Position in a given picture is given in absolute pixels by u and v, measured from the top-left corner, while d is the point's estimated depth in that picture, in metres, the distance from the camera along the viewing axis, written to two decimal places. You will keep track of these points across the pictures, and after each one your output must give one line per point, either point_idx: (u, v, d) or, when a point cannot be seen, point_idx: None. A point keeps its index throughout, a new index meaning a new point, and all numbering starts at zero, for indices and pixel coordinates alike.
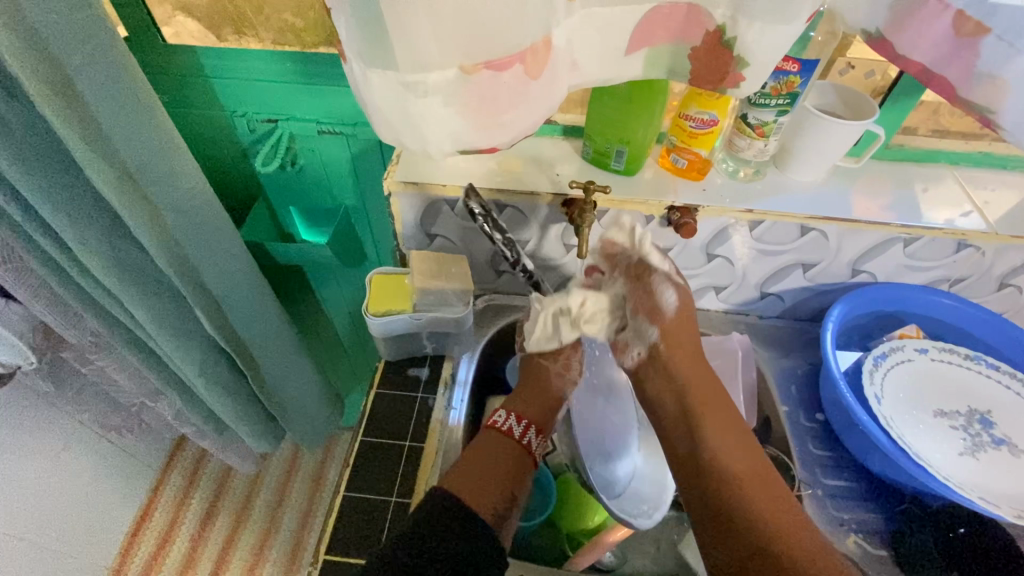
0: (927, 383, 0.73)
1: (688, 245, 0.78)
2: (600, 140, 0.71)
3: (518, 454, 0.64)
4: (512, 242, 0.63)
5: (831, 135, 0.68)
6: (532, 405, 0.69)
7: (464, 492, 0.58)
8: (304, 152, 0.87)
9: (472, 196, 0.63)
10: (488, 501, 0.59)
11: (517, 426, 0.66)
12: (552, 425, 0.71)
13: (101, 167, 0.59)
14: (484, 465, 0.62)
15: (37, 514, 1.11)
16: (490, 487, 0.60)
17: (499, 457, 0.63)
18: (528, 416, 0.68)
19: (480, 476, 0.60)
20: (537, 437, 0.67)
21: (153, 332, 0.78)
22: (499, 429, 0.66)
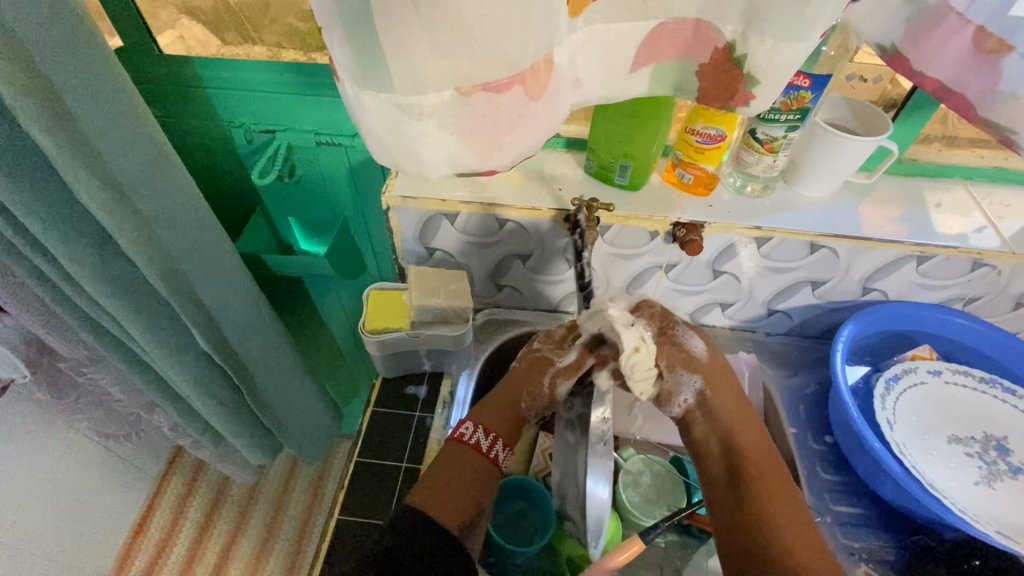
0: (941, 407, 0.71)
1: (693, 263, 0.76)
2: (604, 154, 0.70)
3: (484, 467, 0.60)
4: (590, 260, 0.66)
5: (843, 150, 0.66)
6: (500, 417, 0.64)
7: (432, 506, 0.56)
8: (303, 163, 0.86)
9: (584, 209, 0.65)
10: (453, 515, 0.56)
11: (484, 439, 0.62)
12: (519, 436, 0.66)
13: (90, 183, 0.58)
14: (452, 478, 0.59)
15: (35, 524, 1.09)
16: (455, 500, 0.57)
17: (465, 469, 0.60)
18: (497, 427, 0.63)
19: (447, 488, 0.58)
20: (506, 449, 0.63)
21: (147, 347, 0.76)
22: (464, 441, 0.62)
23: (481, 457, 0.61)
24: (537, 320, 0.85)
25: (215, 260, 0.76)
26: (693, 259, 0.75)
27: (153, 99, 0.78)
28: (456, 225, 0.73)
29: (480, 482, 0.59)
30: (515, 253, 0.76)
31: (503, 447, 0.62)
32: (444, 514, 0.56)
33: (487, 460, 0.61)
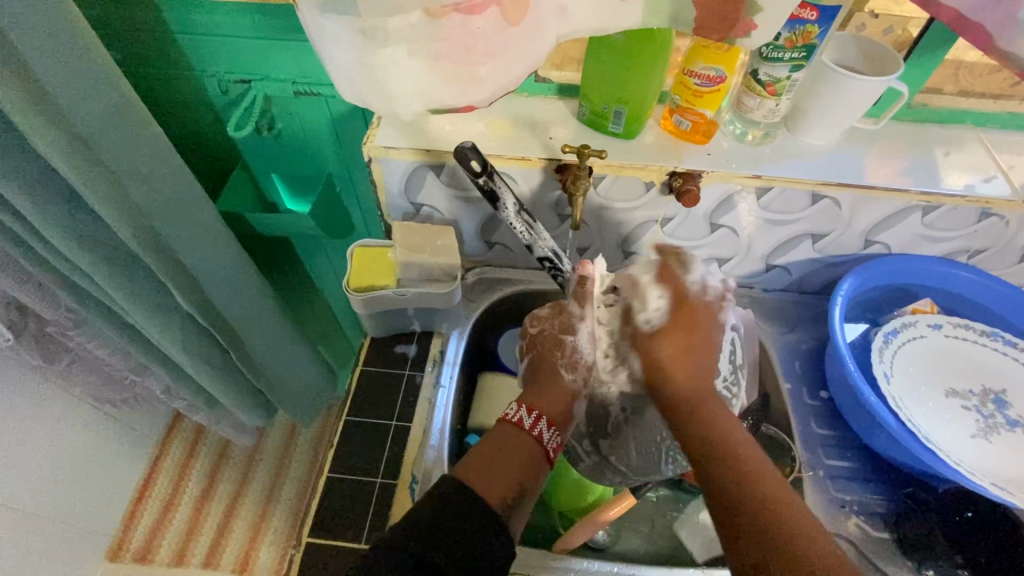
0: (940, 362, 0.69)
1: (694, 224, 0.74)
2: (597, 99, 0.66)
3: (527, 446, 0.54)
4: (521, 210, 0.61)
5: (850, 92, 0.62)
6: (551, 402, 0.58)
7: (471, 480, 0.50)
8: (282, 116, 0.82)
9: (472, 154, 0.56)
10: (496, 491, 0.50)
11: (525, 416, 0.56)
12: (568, 424, 0.59)
13: (48, 131, 0.54)
14: (498, 456, 0.52)
15: (34, 485, 1.11)
16: (499, 475, 0.51)
17: (508, 451, 0.53)
18: (543, 407, 0.57)
19: (490, 462, 0.51)
20: (552, 429, 0.56)
21: (128, 307, 0.75)
22: (504, 419, 0.56)
23: (524, 436, 0.54)
24: (529, 278, 0.82)
25: (190, 216, 0.73)
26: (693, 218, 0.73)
27: (120, 46, 0.74)
28: (443, 178, 0.69)
29: (522, 463, 0.53)
30: None
31: (549, 427, 0.55)
32: (487, 487, 0.49)
33: (532, 441, 0.54)
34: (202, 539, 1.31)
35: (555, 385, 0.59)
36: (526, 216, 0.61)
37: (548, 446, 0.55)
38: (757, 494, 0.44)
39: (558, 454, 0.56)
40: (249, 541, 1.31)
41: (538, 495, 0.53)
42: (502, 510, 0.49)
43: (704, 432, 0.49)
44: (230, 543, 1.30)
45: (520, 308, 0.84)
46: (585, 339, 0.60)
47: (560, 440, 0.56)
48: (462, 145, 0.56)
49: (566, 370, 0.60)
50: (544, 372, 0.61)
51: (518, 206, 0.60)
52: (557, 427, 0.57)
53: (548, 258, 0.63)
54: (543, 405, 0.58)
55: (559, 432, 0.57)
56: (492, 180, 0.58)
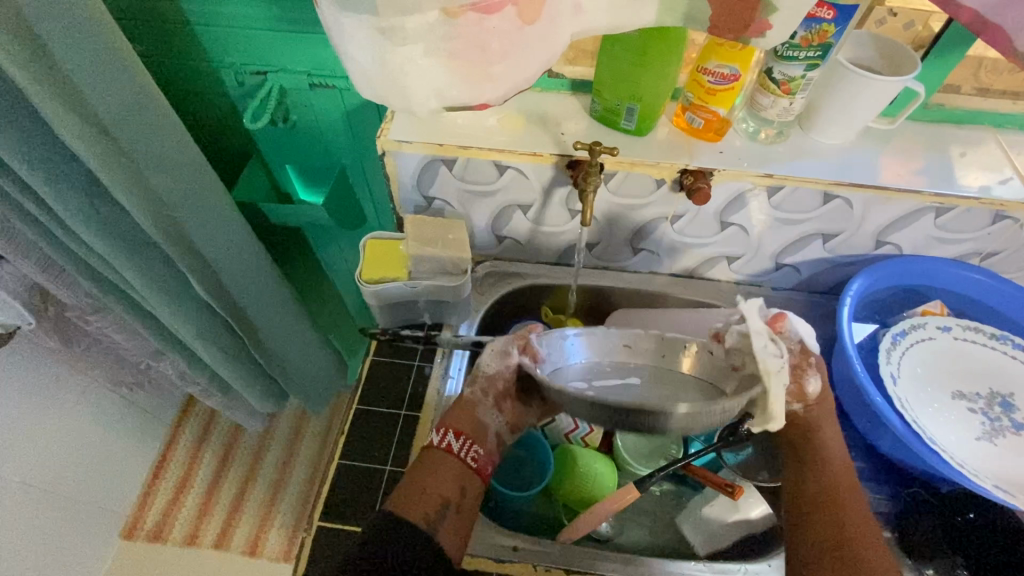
0: (949, 364, 0.69)
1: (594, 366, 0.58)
2: (609, 96, 0.66)
3: (446, 462, 0.58)
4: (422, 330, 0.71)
5: (865, 93, 0.62)
6: (458, 414, 0.61)
7: (396, 508, 0.55)
8: (297, 107, 0.83)
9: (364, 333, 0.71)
10: (416, 509, 0.54)
11: (436, 435, 0.59)
12: (487, 428, 0.61)
13: (73, 122, 0.56)
14: (420, 481, 0.56)
15: (50, 464, 1.15)
16: (420, 495, 0.55)
17: (427, 476, 0.57)
18: (453, 423, 0.60)
19: (412, 485, 0.56)
20: (465, 440, 0.59)
21: (146, 294, 0.77)
22: (425, 446, 0.60)
23: (440, 455, 0.58)
24: (538, 271, 0.83)
25: (207, 207, 0.75)
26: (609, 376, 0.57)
27: (139, 36, 0.75)
28: (455, 172, 0.70)
29: (445, 482, 0.56)
30: (516, 203, 0.74)
31: (460, 439, 0.59)
32: (407, 511, 0.54)
33: (451, 459, 0.58)
34: (214, 519, 1.34)
35: (460, 402, 0.62)
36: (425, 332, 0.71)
37: (464, 457, 0.58)
38: (839, 516, 0.58)
39: (481, 460, 0.59)
40: (259, 524, 1.33)
41: (471, 506, 0.56)
42: (427, 527, 0.54)
43: (820, 465, 0.61)
44: (240, 526, 1.33)
45: (529, 302, 0.85)
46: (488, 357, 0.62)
47: (480, 448, 0.59)
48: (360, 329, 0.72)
49: (466, 385, 0.63)
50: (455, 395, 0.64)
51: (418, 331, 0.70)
52: (469, 435, 0.59)
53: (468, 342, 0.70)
54: (460, 422, 0.60)
55: (472, 441, 0.59)
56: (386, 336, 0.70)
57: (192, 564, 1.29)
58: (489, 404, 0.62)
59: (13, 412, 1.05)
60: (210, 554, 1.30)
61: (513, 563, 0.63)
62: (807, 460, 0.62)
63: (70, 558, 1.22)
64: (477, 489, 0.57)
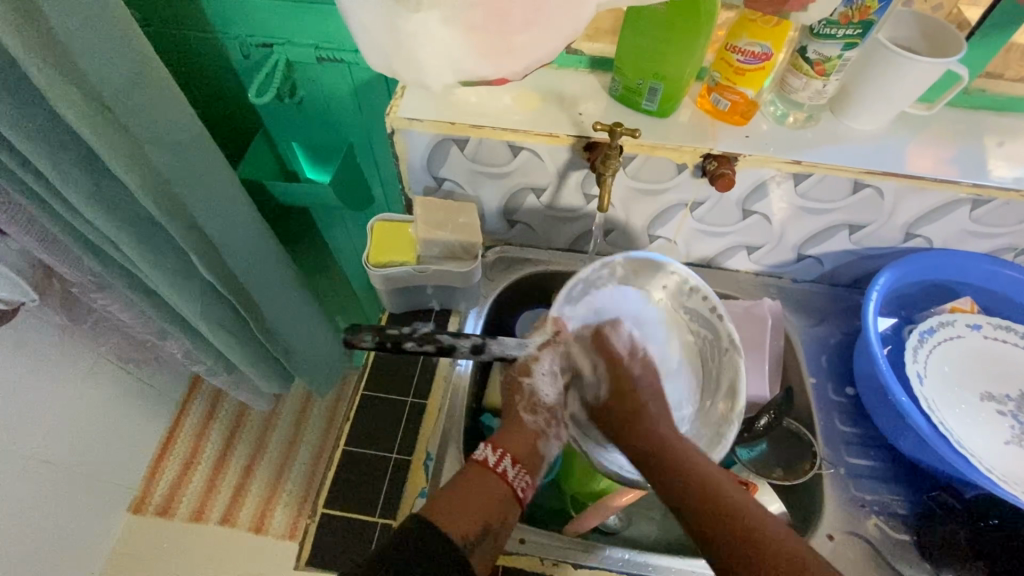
0: (978, 364, 0.66)
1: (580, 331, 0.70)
2: (631, 75, 0.62)
3: (496, 486, 0.56)
4: (432, 335, 0.59)
5: (905, 76, 0.58)
6: (518, 441, 0.61)
7: (440, 517, 0.52)
8: (304, 82, 0.80)
9: (365, 333, 0.59)
10: (457, 526, 0.52)
11: (491, 455, 0.59)
12: (538, 466, 0.62)
13: (69, 92, 0.53)
14: (470, 498, 0.55)
15: (58, 438, 1.15)
16: (464, 513, 0.53)
17: (475, 491, 0.55)
18: (507, 446, 0.60)
19: (456, 501, 0.54)
20: (517, 468, 0.59)
21: (149, 272, 0.76)
22: (473, 461, 0.59)
23: (491, 477, 0.57)
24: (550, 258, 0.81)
25: (213, 184, 0.73)
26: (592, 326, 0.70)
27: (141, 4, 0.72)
28: (468, 153, 0.67)
29: (491, 504, 0.55)
30: (530, 186, 0.71)
31: (514, 465, 0.58)
32: (451, 524, 0.52)
33: (500, 482, 0.57)
34: (220, 496, 1.35)
35: (519, 428, 0.63)
36: (436, 338, 0.59)
37: (516, 484, 0.57)
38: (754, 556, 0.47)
39: (526, 492, 0.58)
40: (265, 502, 1.34)
41: (507, 536, 0.55)
42: (465, 545, 0.52)
43: (712, 506, 0.51)
44: (246, 502, 1.34)
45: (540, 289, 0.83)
46: (542, 380, 0.66)
47: (530, 481, 0.59)
48: (350, 327, 0.59)
49: (525, 412, 0.65)
50: (506, 418, 0.65)
51: (426, 334, 0.59)
52: (521, 464, 0.59)
53: (479, 343, 0.60)
54: (515, 448, 0.60)
55: (525, 470, 0.59)
56: (387, 343, 0.58)
57: (198, 539, 1.30)
58: (548, 434, 0.64)
59: (20, 387, 1.05)
60: (217, 530, 1.31)
61: (518, 556, 0.62)
62: (690, 479, 0.54)
63: (80, 530, 1.23)
64: (516, 519, 0.56)
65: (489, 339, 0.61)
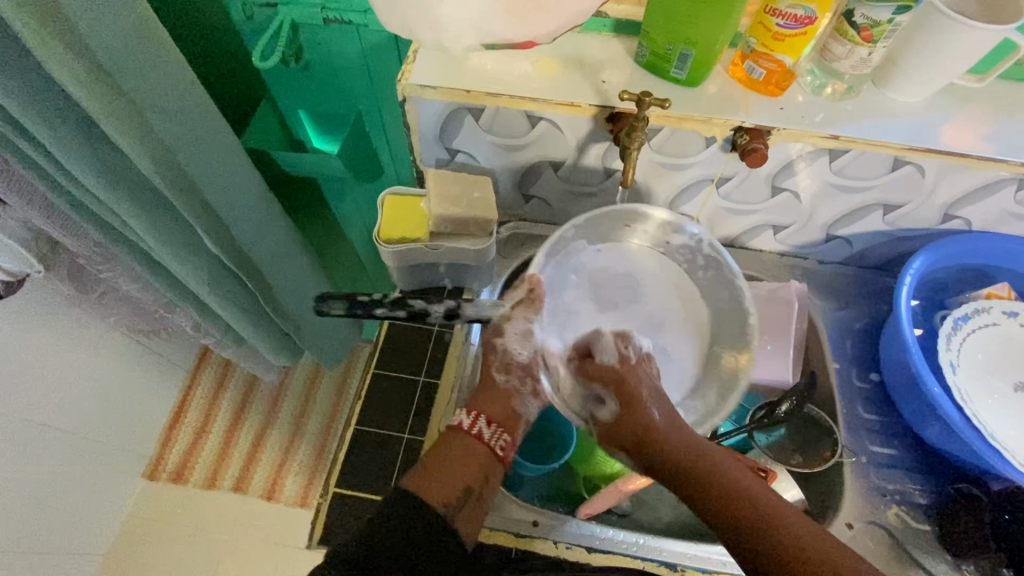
0: (1013, 352, 0.64)
1: (655, 277, 0.69)
2: (660, 39, 0.58)
3: (473, 447, 0.56)
4: (399, 300, 0.61)
5: (959, 43, 0.53)
6: (494, 401, 0.60)
7: (423, 489, 0.52)
8: (310, 45, 0.76)
9: (323, 305, 0.61)
10: (439, 494, 0.52)
11: (466, 418, 0.58)
12: (519, 421, 0.60)
13: (62, 55, 0.50)
14: (449, 464, 0.54)
15: (71, 407, 1.16)
16: (444, 478, 0.53)
17: (455, 458, 0.55)
18: (483, 408, 0.59)
19: (435, 468, 0.54)
20: (494, 427, 0.58)
21: (154, 244, 0.74)
22: (450, 426, 0.58)
23: (467, 438, 0.57)
24: None
25: (216, 154, 0.70)
26: (659, 320, 0.67)
27: None
28: (483, 123, 0.64)
29: (471, 467, 0.55)
30: (548, 159, 0.68)
31: (489, 424, 0.58)
32: (431, 493, 0.52)
33: (479, 445, 0.56)
34: (232, 464, 1.36)
35: (490, 386, 0.61)
36: (394, 301, 0.60)
37: (493, 444, 0.57)
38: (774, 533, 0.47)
39: (506, 450, 0.58)
40: (276, 471, 1.35)
41: (491, 494, 0.55)
42: (448, 510, 0.52)
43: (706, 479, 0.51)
44: (258, 471, 1.35)
45: None
46: (514, 339, 0.62)
47: (510, 439, 0.58)
48: (317, 299, 0.62)
49: (498, 371, 0.61)
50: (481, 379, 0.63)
51: (395, 300, 0.60)
52: (498, 423, 0.58)
53: (446, 306, 0.61)
54: (489, 407, 0.59)
55: (502, 429, 0.58)
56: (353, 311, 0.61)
57: (211, 505, 1.33)
58: (526, 393, 0.61)
59: (32, 357, 1.06)
60: (229, 497, 1.33)
61: (532, 539, 0.61)
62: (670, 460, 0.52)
63: (96, 495, 1.26)
64: (498, 478, 0.56)
65: (462, 303, 0.61)
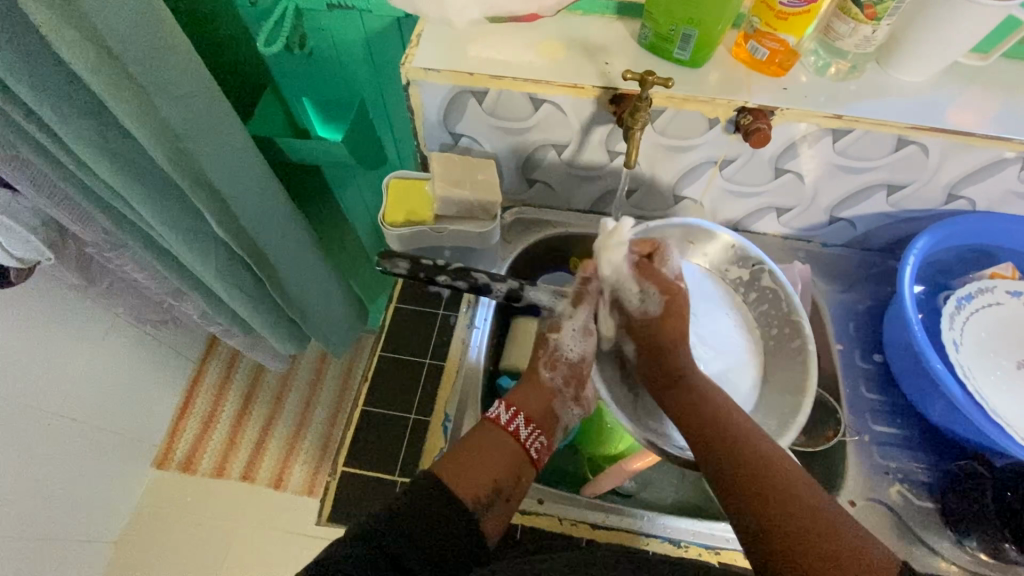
0: (1017, 331, 0.64)
1: (715, 300, 0.70)
2: (662, 20, 0.58)
3: (507, 443, 0.57)
4: (463, 271, 0.63)
5: (961, 20, 0.53)
6: (532, 399, 0.61)
7: (458, 481, 0.53)
8: (314, 32, 0.76)
9: (389, 261, 0.63)
10: (469, 487, 0.53)
11: (503, 413, 0.59)
12: (554, 427, 0.62)
13: (73, 38, 0.50)
14: (485, 459, 0.55)
15: (81, 397, 1.18)
16: (477, 475, 0.54)
17: (493, 455, 0.56)
18: (521, 406, 0.60)
19: (472, 461, 0.55)
20: (532, 429, 0.59)
21: (164, 232, 0.75)
22: (486, 419, 0.59)
23: (502, 434, 0.58)
24: (569, 220, 0.78)
25: (223, 141, 0.71)
26: (716, 341, 0.67)
27: None
28: (487, 107, 0.64)
29: (505, 465, 0.56)
30: (551, 142, 0.68)
31: (526, 424, 0.59)
32: (462, 487, 0.53)
33: (514, 443, 0.58)
34: (241, 452, 1.38)
35: (537, 385, 0.63)
36: (460, 269, 0.63)
37: (527, 445, 0.58)
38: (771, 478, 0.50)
39: (541, 453, 0.59)
40: (283, 460, 1.37)
41: (518, 497, 0.56)
42: (478, 507, 0.53)
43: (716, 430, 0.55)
44: (266, 460, 1.37)
45: (559, 253, 0.81)
46: (570, 333, 0.65)
47: (546, 444, 0.60)
48: (383, 252, 0.65)
49: (544, 367, 0.64)
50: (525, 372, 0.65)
51: (461, 270, 0.63)
52: (536, 425, 0.60)
53: (512, 287, 0.63)
54: (528, 409, 0.60)
55: (540, 431, 0.60)
56: (415, 274, 0.64)
57: (220, 493, 1.34)
58: (568, 397, 0.64)
59: (42, 346, 1.07)
60: (237, 486, 1.35)
61: (537, 515, 0.62)
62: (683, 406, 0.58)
63: (107, 483, 1.28)
64: (530, 478, 0.57)
65: (524, 286, 0.64)
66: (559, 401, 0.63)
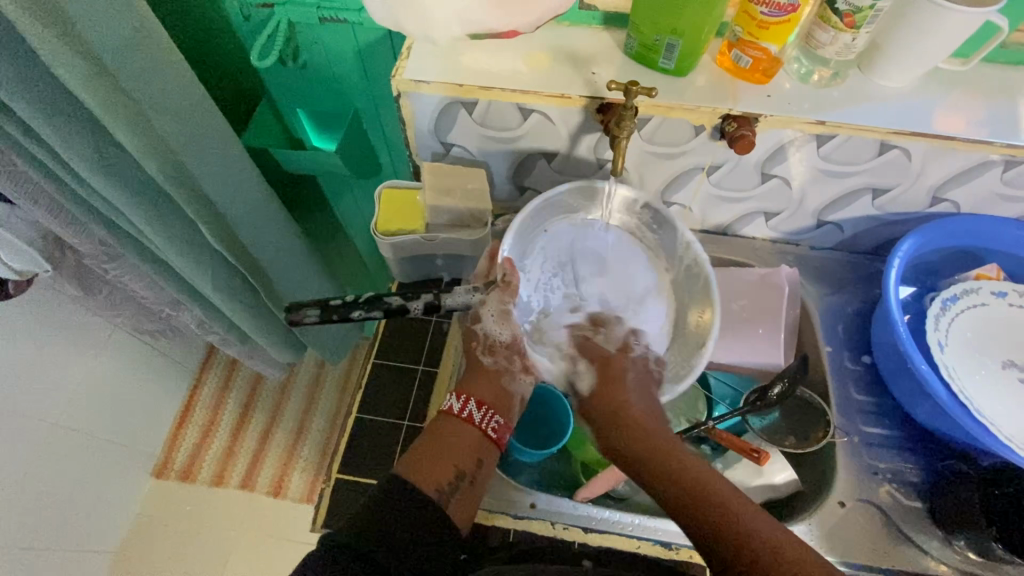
0: (1002, 331, 0.65)
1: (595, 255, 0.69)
2: (646, 31, 0.59)
3: (465, 430, 0.60)
4: (377, 298, 0.59)
5: (940, 28, 0.54)
6: (483, 386, 0.64)
7: (416, 472, 0.56)
8: (306, 45, 0.77)
9: (298, 309, 0.60)
10: (432, 478, 0.56)
11: (456, 403, 0.62)
12: (510, 408, 0.65)
13: (66, 55, 0.51)
14: (444, 447, 0.58)
15: (81, 406, 1.19)
16: (437, 463, 0.57)
17: (448, 443, 0.59)
18: (472, 392, 0.63)
19: (431, 452, 0.58)
20: (487, 411, 0.62)
21: (160, 244, 0.76)
22: (441, 412, 0.62)
23: (459, 422, 0.60)
24: None
25: (217, 153, 0.72)
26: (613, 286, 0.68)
27: None
28: (476, 117, 0.65)
29: (464, 450, 0.59)
30: (540, 151, 0.69)
31: (479, 406, 0.62)
32: (423, 477, 0.56)
33: (472, 428, 0.60)
34: (239, 460, 1.38)
35: (480, 372, 0.66)
36: (373, 298, 0.59)
37: (483, 425, 0.60)
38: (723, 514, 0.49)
39: (500, 430, 0.61)
40: (282, 468, 1.37)
41: (485, 475, 0.59)
42: (442, 493, 0.55)
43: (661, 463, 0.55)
44: (264, 468, 1.37)
45: None
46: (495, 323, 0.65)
47: (503, 421, 0.62)
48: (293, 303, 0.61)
49: (484, 354, 0.67)
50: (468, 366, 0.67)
51: (376, 298, 0.59)
52: (489, 406, 0.62)
53: (429, 300, 0.60)
54: (480, 395, 0.63)
55: (493, 411, 0.62)
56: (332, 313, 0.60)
57: (219, 502, 1.35)
58: (515, 371, 0.66)
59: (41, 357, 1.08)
60: (236, 494, 1.35)
61: (531, 519, 0.63)
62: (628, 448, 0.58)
63: (107, 493, 1.28)
64: (494, 458, 0.60)
65: (441, 294, 0.60)
66: (509, 381, 0.66)
